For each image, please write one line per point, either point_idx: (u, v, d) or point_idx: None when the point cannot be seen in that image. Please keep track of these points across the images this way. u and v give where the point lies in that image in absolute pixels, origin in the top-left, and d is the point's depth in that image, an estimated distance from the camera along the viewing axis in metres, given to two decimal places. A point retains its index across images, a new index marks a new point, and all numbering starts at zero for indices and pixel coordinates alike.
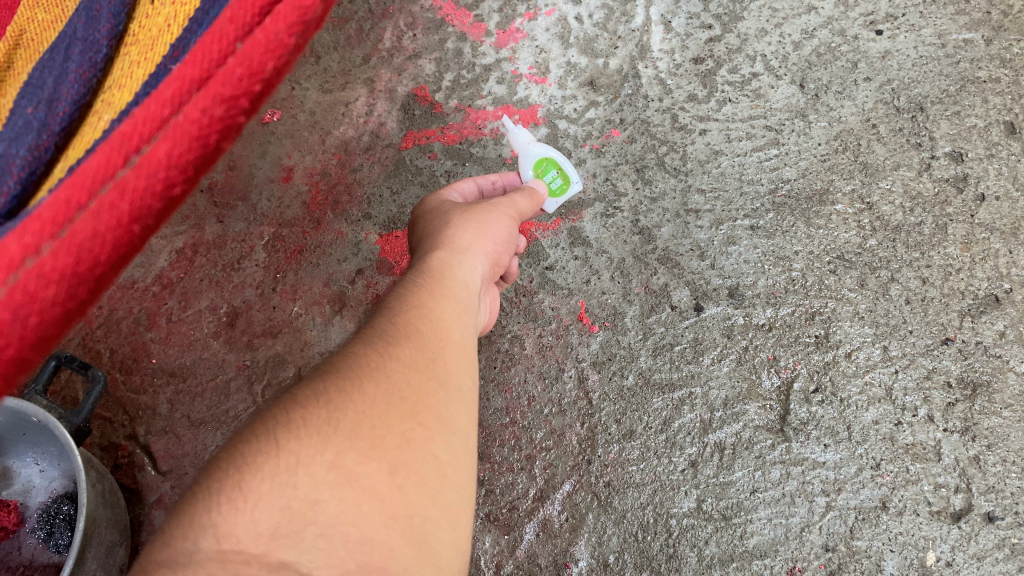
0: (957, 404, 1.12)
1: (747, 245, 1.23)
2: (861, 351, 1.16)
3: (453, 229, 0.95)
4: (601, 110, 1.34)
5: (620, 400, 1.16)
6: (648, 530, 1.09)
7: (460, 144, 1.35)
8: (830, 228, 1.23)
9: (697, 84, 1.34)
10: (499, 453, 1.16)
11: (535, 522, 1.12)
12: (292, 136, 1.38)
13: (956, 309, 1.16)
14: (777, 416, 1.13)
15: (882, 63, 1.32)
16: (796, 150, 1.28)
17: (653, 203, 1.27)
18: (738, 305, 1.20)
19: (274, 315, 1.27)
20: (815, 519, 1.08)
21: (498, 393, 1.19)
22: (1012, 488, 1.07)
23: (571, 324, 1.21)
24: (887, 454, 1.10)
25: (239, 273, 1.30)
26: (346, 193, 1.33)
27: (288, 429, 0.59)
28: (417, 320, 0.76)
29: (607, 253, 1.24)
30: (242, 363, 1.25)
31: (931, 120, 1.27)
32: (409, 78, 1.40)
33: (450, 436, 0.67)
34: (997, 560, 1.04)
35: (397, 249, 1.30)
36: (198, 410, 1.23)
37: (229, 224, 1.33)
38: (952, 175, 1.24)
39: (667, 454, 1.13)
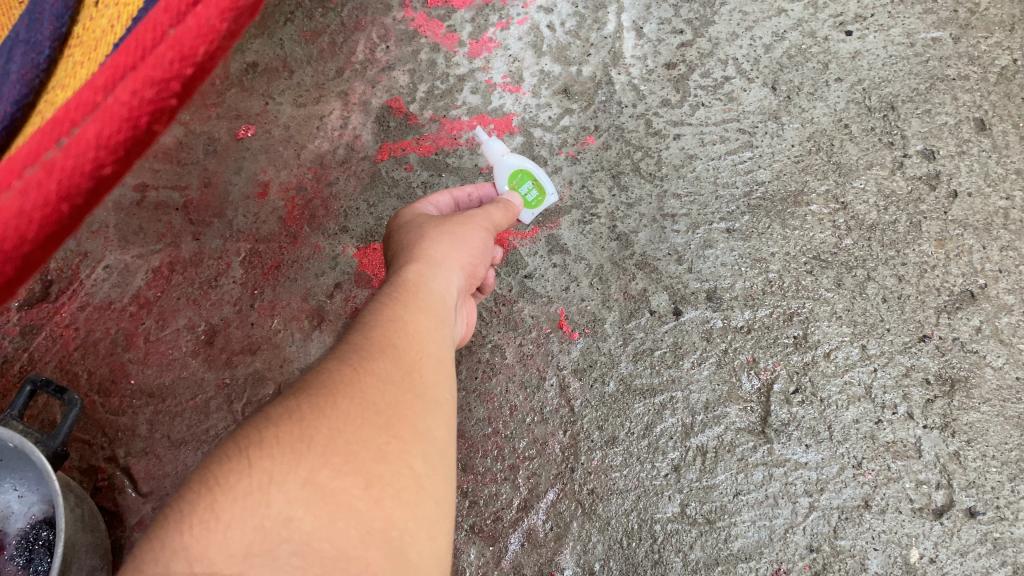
0: (935, 400, 0.97)
1: (724, 249, 1.10)
2: (839, 351, 1.02)
3: (429, 242, 0.88)
4: (576, 117, 1.22)
5: (602, 406, 1.02)
6: (633, 537, 0.95)
7: (437, 155, 1.23)
8: (806, 228, 1.10)
9: (671, 90, 1.22)
10: (482, 464, 1.02)
11: (520, 532, 0.98)
12: (267, 151, 1.27)
13: (932, 306, 1.02)
14: (758, 418, 0.99)
15: (852, 64, 1.20)
16: (770, 152, 1.15)
17: (629, 210, 1.14)
18: (716, 307, 1.06)
19: (253, 332, 1.15)
20: (799, 520, 0.94)
21: (480, 403, 1.05)
22: (993, 483, 0.93)
23: (551, 332, 1.08)
24: (868, 453, 0.96)
25: (217, 291, 1.18)
26: (322, 207, 1.21)
27: (257, 445, 0.52)
28: (393, 330, 0.69)
29: (585, 260, 1.11)
30: (221, 381, 1.12)
31: (902, 120, 1.15)
32: (384, 90, 1.29)
33: (432, 450, 0.59)
34: (980, 555, 0.89)
35: (376, 261, 1.17)
36: (178, 430, 1.10)
37: (205, 240, 1.21)
38: (925, 173, 1.11)
39: (650, 459, 0.99)
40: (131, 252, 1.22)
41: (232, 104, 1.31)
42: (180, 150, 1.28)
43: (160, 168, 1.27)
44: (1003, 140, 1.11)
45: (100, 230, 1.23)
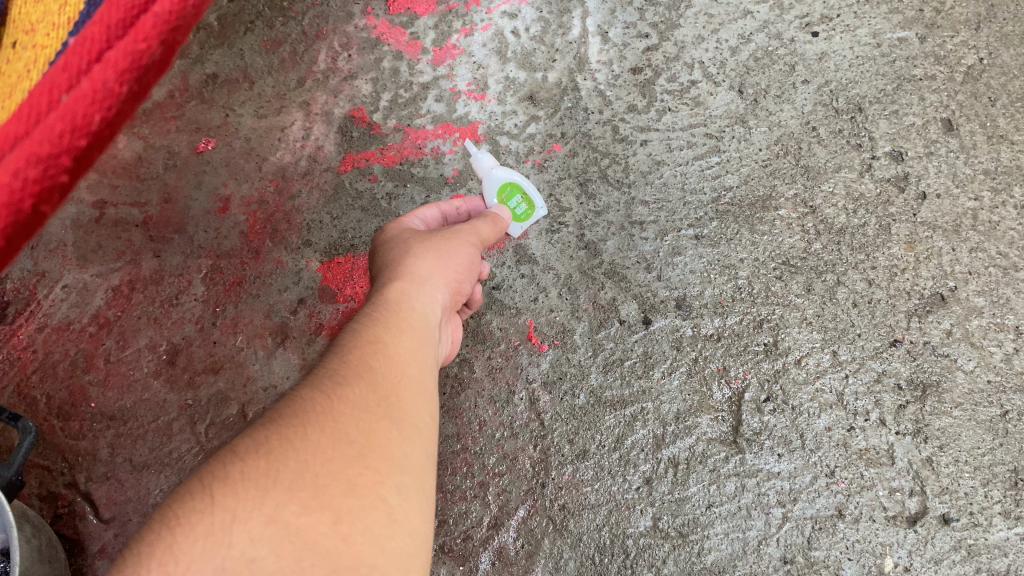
0: (908, 405, 1.11)
1: (693, 255, 1.23)
2: (810, 357, 1.15)
3: (413, 258, 0.95)
4: (543, 124, 1.36)
5: (572, 419, 1.16)
6: (605, 553, 1.09)
7: (401, 165, 1.35)
8: (775, 233, 1.23)
9: (637, 95, 1.36)
10: (451, 482, 1.16)
11: (490, 550, 1.11)
12: (227, 165, 1.38)
13: (903, 310, 1.16)
14: (729, 428, 1.13)
15: (819, 65, 1.33)
16: (738, 156, 1.29)
17: (597, 217, 1.28)
18: (686, 316, 1.20)
19: (215, 350, 1.26)
20: (772, 531, 1.07)
21: (448, 420, 1.19)
22: (966, 488, 1.06)
23: (520, 344, 1.22)
24: (841, 461, 1.10)
25: (178, 309, 1.29)
26: (285, 221, 1.33)
27: (224, 483, 0.60)
28: (371, 357, 0.79)
29: (553, 270, 1.25)
30: (183, 403, 1.23)
31: (870, 120, 1.28)
32: (347, 99, 1.41)
33: (402, 477, 0.69)
34: (954, 562, 1.03)
35: (340, 274, 1.30)
36: (140, 454, 1.21)
37: (166, 258, 1.33)
38: (893, 174, 1.24)
39: (622, 472, 1.12)
40: (90, 271, 1.32)
41: (192, 116, 1.42)
42: (138, 166, 1.39)
43: (119, 185, 1.38)
44: (970, 140, 1.25)
45: (58, 249, 1.34)
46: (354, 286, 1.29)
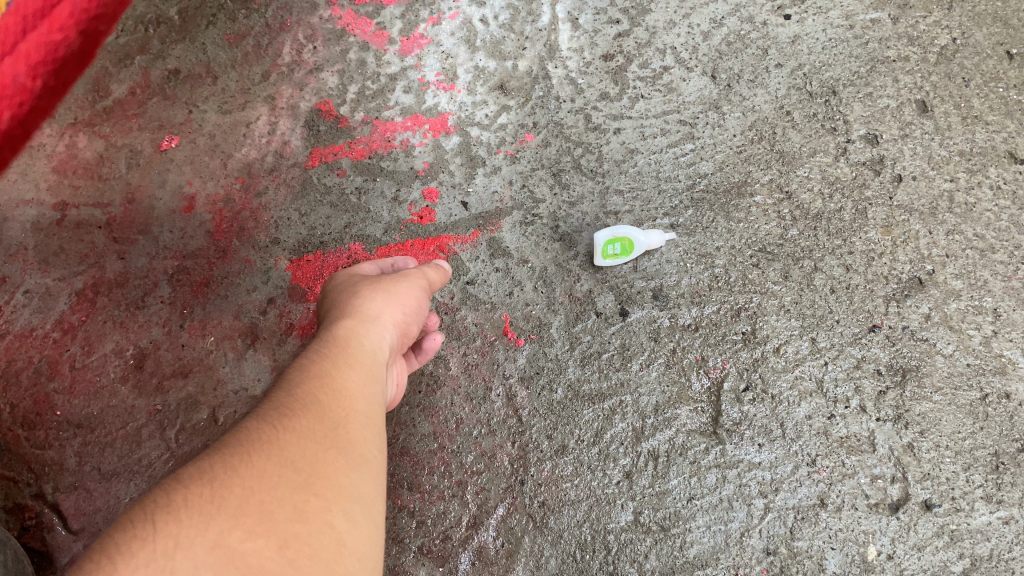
0: (887, 392, 1.18)
1: (669, 245, 1.29)
2: (789, 346, 1.22)
3: (362, 300, 1.00)
4: (513, 114, 1.42)
5: (550, 414, 1.21)
6: (586, 549, 1.14)
7: (369, 158, 1.40)
8: (750, 220, 1.30)
9: (609, 82, 1.42)
10: (429, 482, 1.20)
11: (470, 550, 1.16)
12: (191, 162, 1.42)
13: (882, 295, 1.23)
14: (709, 419, 1.19)
15: (792, 48, 1.41)
16: (712, 143, 1.36)
17: (571, 208, 1.34)
18: (663, 307, 1.26)
19: (183, 353, 1.29)
20: (755, 523, 1.13)
21: (424, 418, 1.24)
22: (948, 473, 1.13)
23: (496, 340, 1.27)
24: (822, 449, 1.16)
25: (144, 312, 1.32)
26: (251, 219, 1.37)
27: (168, 511, 0.60)
28: (319, 392, 0.80)
29: (529, 263, 1.31)
30: (152, 408, 1.26)
31: (844, 103, 1.36)
32: (313, 92, 1.46)
33: (348, 505, 0.69)
34: (937, 549, 1.09)
35: (309, 272, 1.34)
36: (108, 462, 1.23)
37: (131, 260, 1.36)
38: (869, 158, 1.32)
39: (602, 467, 1.18)
40: (53, 275, 1.35)
41: (154, 114, 1.45)
42: (100, 167, 1.42)
43: (80, 186, 1.41)
44: (944, 121, 1.33)
45: (21, 254, 1.37)
46: (325, 283, 1.33)
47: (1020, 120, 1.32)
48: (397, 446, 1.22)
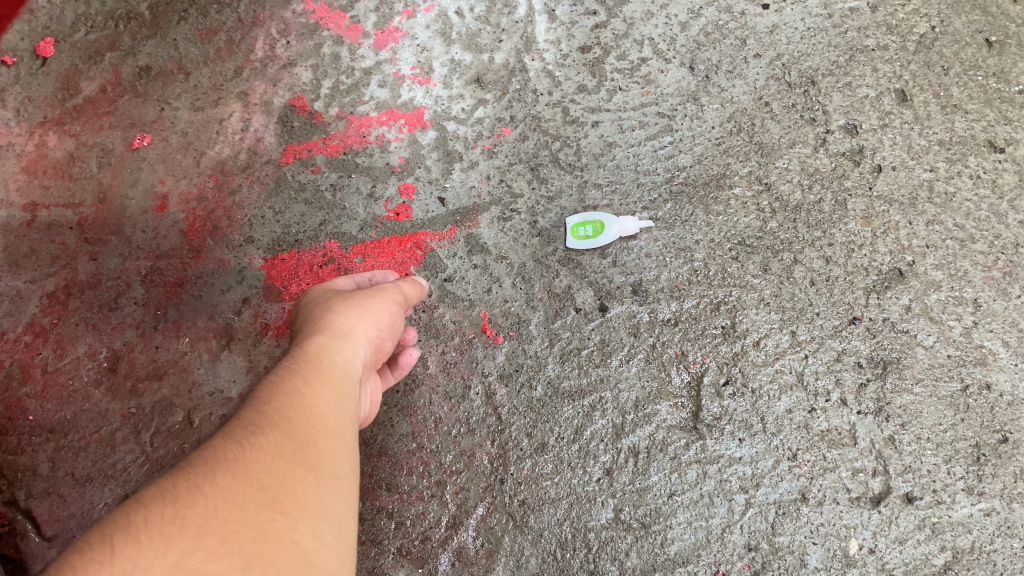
0: (868, 383, 1.17)
1: (648, 239, 1.27)
2: (769, 339, 1.20)
3: (334, 314, 0.93)
4: (490, 108, 1.40)
5: (530, 413, 1.19)
6: (567, 548, 1.12)
7: (344, 154, 1.38)
8: (729, 213, 1.27)
9: (587, 74, 1.40)
10: (408, 482, 1.18)
11: (449, 551, 1.14)
12: (163, 161, 1.40)
13: (861, 286, 1.22)
14: (689, 414, 1.17)
15: (770, 38, 1.38)
16: (690, 135, 1.33)
17: (550, 203, 1.32)
18: (643, 301, 1.24)
19: (158, 355, 1.28)
20: (736, 518, 1.12)
21: (403, 418, 1.21)
22: (929, 466, 1.11)
23: (475, 337, 1.25)
24: (804, 443, 1.14)
25: (117, 314, 1.31)
26: (225, 218, 1.36)
27: (126, 533, 0.55)
28: (289, 406, 0.75)
29: (508, 259, 1.29)
30: (127, 412, 1.25)
31: (822, 94, 1.33)
32: (286, 88, 1.44)
33: (317, 523, 0.66)
34: (919, 541, 1.08)
35: (283, 271, 1.32)
36: (82, 466, 1.22)
37: (103, 260, 1.34)
38: (848, 148, 1.30)
39: (582, 465, 1.16)
40: (23, 277, 1.34)
41: (125, 112, 1.44)
42: (71, 166, 1.41)
43: (50, 185, 1.40)
44: (924, 111, 1.31)
45: None
46: (299, 283, 1.31)
47: (999, 109, 1.30)
48: (376, 446, 1.20)
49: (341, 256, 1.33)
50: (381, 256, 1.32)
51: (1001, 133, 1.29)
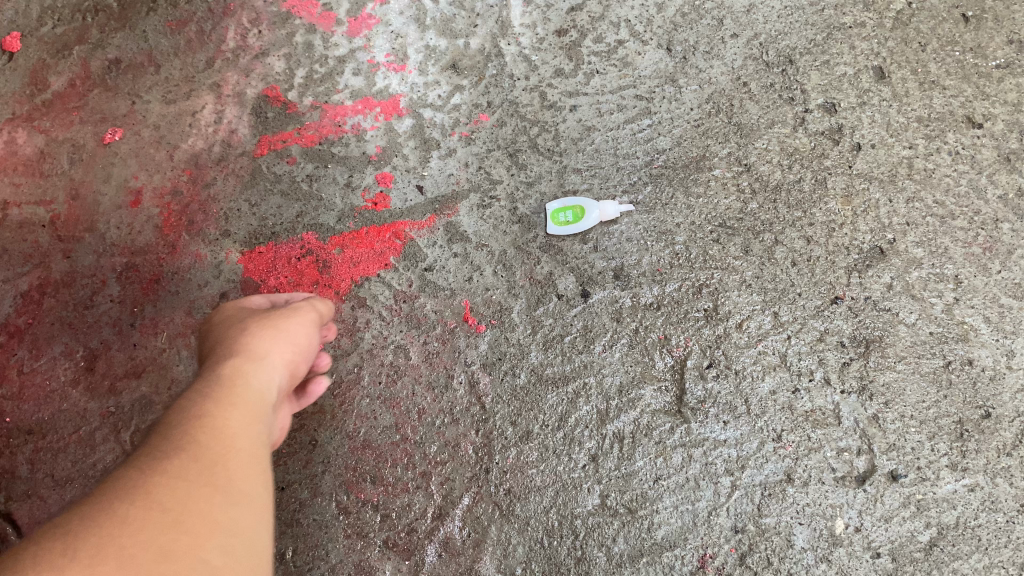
0: (852, 362, 1.15)
1: (628, 223, 1.25)
2: (752, 321, 1.18)
3: (248, 335, 0.87)
4: (467, 94, 1.35)
5: (514, 401, 1.16)
6: (554, 535, 1.10)
7: (320, 145, 1.33)
8: (710, 195, 1.25)
9: (564, 58, 1.36)
10: (392, 474, 1.15)
11: (436, 542, 1.12)
12: (137, 154, 1.33)
13: (843, 266, 1.20)
14: (673, 398, 1.15)
15: (748, 17, 1.35)
16: (670, 117, 1.30)
17: (529, 189, 1.28)
18: (624, 286, 1.21)
19: (136, 352, 1.22)
20: (722, 501, 1.10)
21: (385, 410, 1.18)
22: (913, 443, 1.11)
23: (457, 326, 1.21)
24: (788, 425, 1.13)
25: (92, 312, 1.25)
26: (200, 212, 1.30)
27: None
28: (197, 431, 0.67)
29: (488, 247, 1.25)
30: (106, 411, 1.19)
31: (800, 72, 1.31)
32: (258, 77, 1.37)
33: (231, 559, 0.58)
34: (903, 519, 1.08)
35: (260, 265, 1.27)
36: (63, 467, 1.16)
37: (77, 258, 1.27)
38: (827, 127, 1.27)
39: (567, 451, 1.13)
40: None
41: (96, 105, 1.36)
42: (42, 161, 1.34)
43: (21, 183, 1.33)
44: (902, 87, 1.29)
45: None
46: (277, 276, 1.26)
47: (976, 84, 1.28)
48: (361, 439, 1.17)
49: (319, 248, 1.28)
50: (360, 247, 1.27)
51: (979, 108, 1.26)
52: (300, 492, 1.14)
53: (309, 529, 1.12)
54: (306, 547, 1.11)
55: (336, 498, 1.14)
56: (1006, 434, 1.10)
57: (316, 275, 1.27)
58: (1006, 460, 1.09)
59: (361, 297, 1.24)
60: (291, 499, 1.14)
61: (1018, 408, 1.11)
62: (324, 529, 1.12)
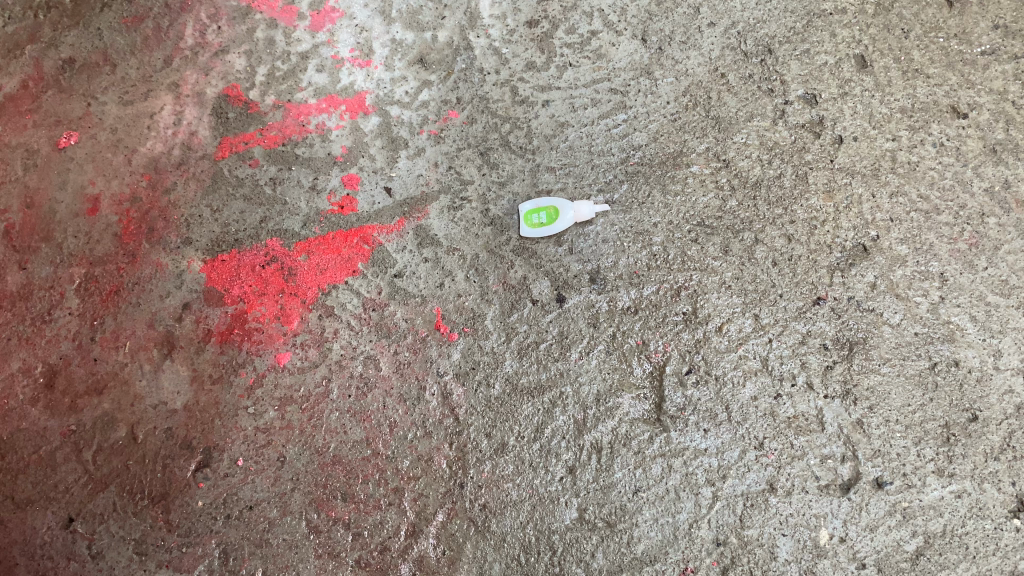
0: (834, 366, 1.33)
1: (605, 225, 1.46)
2: (733, 324, 1.37)
3: None
4: (436, 91, 1.61)
5: (488, 412, 1.36)
6: (531, 552, 1.28)
7: (282, 145, 1.58)
8: (688, 192, 1.46)
9: (535, 51, 1.62)
10: (364, 491, 1.35)
11: (410, 561, 1.31)
12: (93, 161, 1.59)
13: (825, 264, 1.39)
14: (653, 406, 1.34)
15: (724, 6, 1.59)
16: (645, 111, 1.54)
17: (501, 189, 1.52)
18: (600, 291, 1.42)
19: (96, 368, 1.45)
20: (703, 513, 1.27)
21: (357, 424, 1.39)
22: (898, 449, 1.27)
23: (428, 334, 1.43)
24: (771, 432, 1.30)
25: (52, 325, 1.49)
26: (160, 219, 1.54)
27: None
28: None
29: (460, 252, 1.47)
30: (66, 429, 1.42)
31: (779, 62, 1.54)
32: (219, 75, 1.65)
33: None
34: (890, 527, 1.24)
35: (220, 271, 1.50)
36: (25, 489, 1.39)
37: (35, 269, 1.52)
38: (808, 120, 1.49)
39: (544, 464, 1.32)
40: None
41: (49, 110, 1.63)
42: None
43: None
44: (885, 77, 1.50)
45: None
46: (239, 285, 1.49)
47: (961, 72, 1.48)
48: (330, 455, 1.37)
49: (285, 254, 1.51)
50: (327, 252, 1.50)
51: (965, 97, 1.46)
52: (269, 511, 1.35)
53: (279, 549, 1.33)
54: (276, 568, 1.32)
55: (306, 517, 1.34)
56: (994, 437, 1.27)
57: (282, 282, 1.49)
58: (993, 464, 1.25)
59: (328, 306, 1.46)
60: (260, 518, 1.34)
61: (1005, 410, 1.28)
62: (294, 551, 1.32)
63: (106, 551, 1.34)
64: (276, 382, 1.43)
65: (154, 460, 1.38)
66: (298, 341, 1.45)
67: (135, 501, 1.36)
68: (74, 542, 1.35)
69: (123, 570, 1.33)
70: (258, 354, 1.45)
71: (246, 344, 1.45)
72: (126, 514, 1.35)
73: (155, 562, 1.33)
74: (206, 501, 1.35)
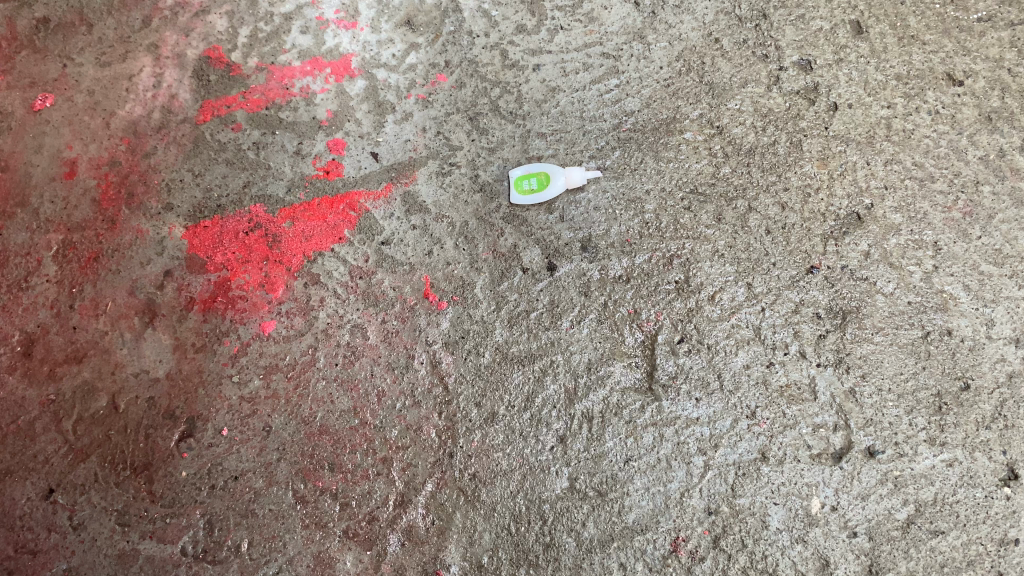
0: (828, 334, 1.29)
1: (597, 192, 1.41)
2: (725, 293, 1.33)
3: None
4: (424, 53, 1.55)
5: (477, 381, 1.31)
6: (521, 522, 1.24)
7: (266, 109, 1.52)
8: (681, 159, 1.41)
9: (526, 14, 1.56)
10: (352, 461, 1.30)
11: (399, 532, 1.26)
12: (70, 124, 1.51)
13: (819, 233, 1.35)
14: (644, 375, 1.29)
15: None
16: (637, 76, 1.48)
17: (490, 155, 1.46)
18: (593, 259, 1.37)
19: (75, 336, 1.39)
20: (695, 482, 1.23)
21: (345, 394, 1.34)
22: (890, 418, 1.24)
23: (417, 303, 1.38)
24: (763, 400, 1.27)
25: (29, 293, 1.42)
26: (140, 183, 1.48)
27: None
28: None
29: (449, 219, 1.42)
30: (46, 399, 1.36)
31: (774, 27, 1.49)
32: (200, 36, 1.57)
33: None
34: (881, 496, 1.21)
35: (202, 236, 1.44)
36: (5, 460, 1.33)
37: (12, 235, 1.45)
38: (803, 86, 1.45)
39: (534, 434, 1.28)
40: None
41: (25, 71, 1.55)
42: None
43: None
44: (880, 43, 1.46)
45: None
46: (222, 251, 1.43)
47: (957, 39, 1.44)
48: (317, 425, 1.32)
49: (268, 221, 1.45)
50: (312, 219, 1.44)
51: (960, 65, 1.43)
52: (254, 482, 1.29)
53: (265, 520, 1.27)
54: (262, 539, 1.26)
55: (292, 488, 1.29)
56: (985, 407, 1.24)
57: (267, 250, 1.43)
58: (984, 433, 1.22)
59: (314, 274, 1.41)
60: (245, 488, 1.29)
61: (997, 378, 1.25)
62: (280, 521, 1.27)
63: (87, 522, 1.28)
64: (261, 350, 1.37)
65: (136, 430, 1.33)
66: (282, 310, 1.39)
67: (117, 472, 1.31)
68: (55, 513, 1.29)
69: (105, 543, 1.27)
70: (243, 322, 1.39)
71: (230, 312, 1.39)
72: (108, 485, 1.30)
73: (138, 533, 1.27)
74: (190, 472, 1.30)
